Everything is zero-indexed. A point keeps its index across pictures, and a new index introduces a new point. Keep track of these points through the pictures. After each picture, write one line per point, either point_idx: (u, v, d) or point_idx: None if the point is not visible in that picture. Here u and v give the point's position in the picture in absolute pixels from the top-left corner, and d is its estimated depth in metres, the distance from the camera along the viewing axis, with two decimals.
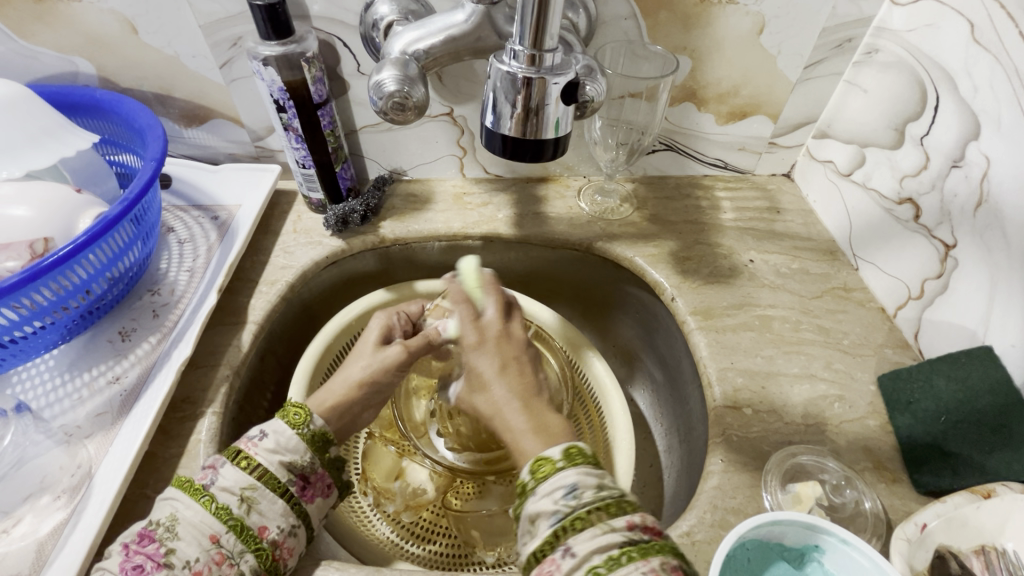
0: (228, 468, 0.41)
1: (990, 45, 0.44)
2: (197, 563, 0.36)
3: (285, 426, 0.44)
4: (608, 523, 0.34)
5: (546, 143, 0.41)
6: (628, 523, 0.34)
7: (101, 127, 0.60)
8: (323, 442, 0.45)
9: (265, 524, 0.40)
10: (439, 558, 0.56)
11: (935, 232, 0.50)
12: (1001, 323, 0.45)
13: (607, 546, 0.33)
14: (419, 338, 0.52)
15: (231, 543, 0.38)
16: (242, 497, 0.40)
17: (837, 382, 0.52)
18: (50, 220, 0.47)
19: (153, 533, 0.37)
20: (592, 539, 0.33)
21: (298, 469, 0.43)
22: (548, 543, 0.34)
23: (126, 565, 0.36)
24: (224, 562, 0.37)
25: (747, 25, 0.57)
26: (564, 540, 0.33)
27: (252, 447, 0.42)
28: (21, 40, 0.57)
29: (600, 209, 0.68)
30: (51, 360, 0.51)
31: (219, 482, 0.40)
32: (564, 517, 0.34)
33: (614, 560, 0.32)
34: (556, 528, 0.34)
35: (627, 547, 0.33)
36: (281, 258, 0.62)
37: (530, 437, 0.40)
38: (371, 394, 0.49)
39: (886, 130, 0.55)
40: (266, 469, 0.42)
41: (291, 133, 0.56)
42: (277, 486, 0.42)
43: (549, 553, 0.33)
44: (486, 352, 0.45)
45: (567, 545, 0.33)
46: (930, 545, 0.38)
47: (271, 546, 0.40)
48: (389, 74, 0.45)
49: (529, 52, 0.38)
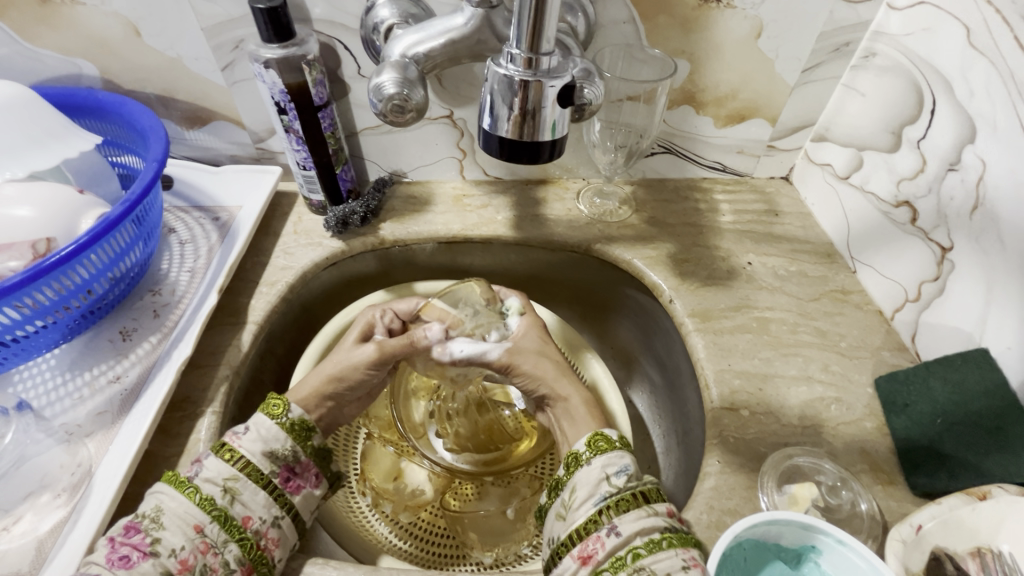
0: (211, 460, 0.41)
1: (986, 49, 0.44)
2: (182, 552, 0.37)
3: (265, 417, 0.45)
4: (650, 506, 0.39)
5: (543, 145, 0.42)
6: (667, 510, 0.39)
7: (104, 129, 0.61)
8: (306, 430, 0.46)
9: (248, 514, 0.40)
10: (434, 558, 0.56)
11: (932, 234, 0.51)
12: (998, 326, 0.45)
13: (650, 528, 0.37)
14: (400, 341, 0.51)
15: (215, 532, 0.39)
16: (226, 487, 0.40)
17: (834, 384, 0.52)
18: (52, 220, 0.47)
19: (139, 525, 0.37)
20: (635, 521, 0.38)
21: (282, 459, 0.44)
22: (592, 521, 0.38)
23: (112, 555, 0.36)
24: (208, 551, 0.38)
25: (745, 29, 0.57)
26: (609, 518, 0.38)
27: (236, 439, 0.43)
28: (26, 42, 0.58)
29: (600, 211, 0.68)
30: (52, 360, 0.51)
31: (203, 474, 0.41)
32: (609, 496, 0.39)
33: (654, 542, 0.36)
34: (600, 507, 0.39)
35: (667, 533, 0.37)
36: (281, 258, 0.62)
37: (587, 410, 0.49)
38: (345, 389, 0.50)
39: (883, 133, 0.56)
40: (250, 460, 0.42)
41: (291, 135, 0.56)
42: (259, 477, 0.42)
43: (594, 530, 0.38)
44: (534, 338, 0.53)
45: (612, 524, 0.38)
46: (925, 546, 0.39)
47: (255, 536, 0.40)
48: (389, 76, 0.45)
49: (526, 56, 0.38)
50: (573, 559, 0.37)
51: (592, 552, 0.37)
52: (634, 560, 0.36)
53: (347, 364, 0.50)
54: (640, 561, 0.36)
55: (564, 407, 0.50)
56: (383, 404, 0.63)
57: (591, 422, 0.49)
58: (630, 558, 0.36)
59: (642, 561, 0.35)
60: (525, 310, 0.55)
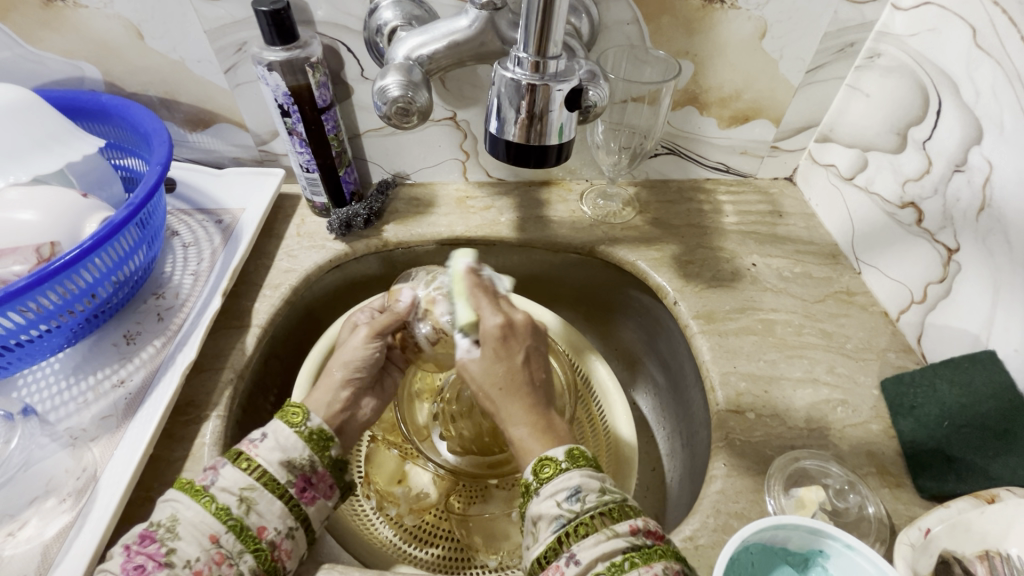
0: (228, 469, 0.41)
1: (992, 50, 0.44)
2: (197, 563, 0.37)
3: (284, 425, 0.45)
4: (611, 527, 0.36)
5: (549, 148, 0.41)
6: (631, 528, 0.36)
7: (106, 132, 0.61)
8: (325, 440, 0.46)
9: (263, 525, 0.40)
10: (440, 561, 0.55)
11: (937, 235, 0.51)
12: (1004, 327, 0.44)
13: (610, 553, 0.35)
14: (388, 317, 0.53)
15: (230, 543, 0.38)
16: (242, 497, 0.40)
17: (840, 386, 0.52)
18: (57, 224, 0.47)
19: (154, 534, 0.37)
20: (595, 546, 0.36)
21: (298, 469, 0.43)
22: (552, 549, 0.37)
23: (128, 564, 0.36)
24: (223, 562, 0.38)
25: (750, 30, 0.57)
26: (569, 546, 0.36)
27: (253, 448, 0.43)
28: (29, 45, 0.58)
29: (603, 212, 0.68)
30: (57, 363, 0.51)
31: (219, 483, 0.40)
32: (568, 522, 0.37)
33: (618, 566, 0.34)
34: (559, 534, 0.37)
35: (631, 553, 0.35)
36: (285, 261, 0.62)
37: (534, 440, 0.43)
38: (357, 374, 0.51)
39: (888, 134, 0.55)
40: (266, 469, 0.42)
41: (295, 137, 0.56)
42: (276, 487, 0.42)
43: (554, 559, 0.36)
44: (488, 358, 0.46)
45: (571, 552, 0.36)
46: (933, 550, 0.38)
47: (269, 547, 0.40)
48: (394, 79, 0.45)
49: (532, 58, 0.38)
50: None
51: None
52: None
53: (347, 347, 0.52)
54: None
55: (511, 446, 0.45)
56: (387, 407, 0.63)
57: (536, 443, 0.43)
58: None
59: None
60: (479, 313, 0.47)
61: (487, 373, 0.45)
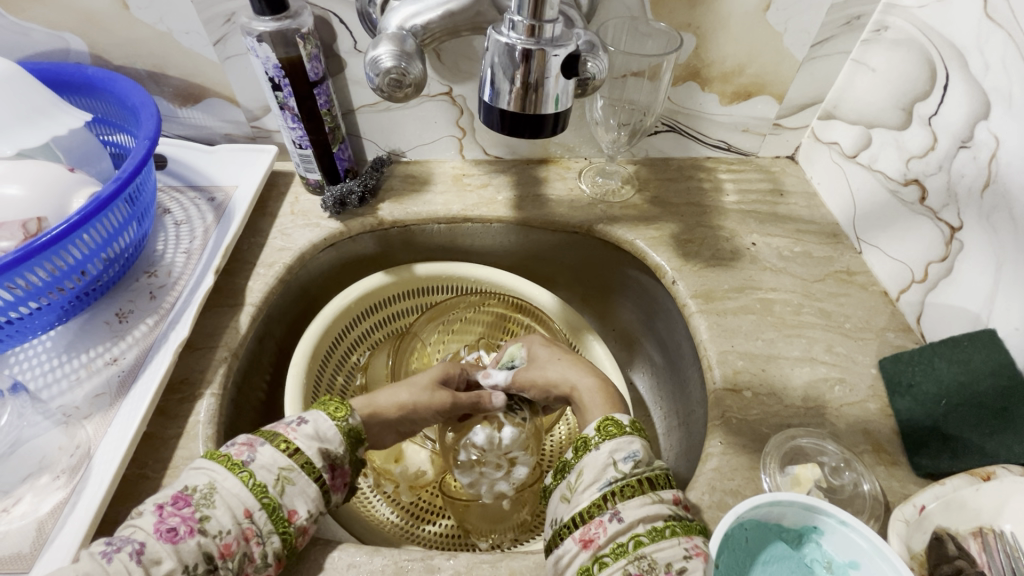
0: (267, 448, 0.41)
1: (1003, 21, 0.43)
2: (228, 535, 0.36)
3: (327, 416, 0.45)
4: (656, 493, 0.38)
5: (546, 118, 0.40)
6: (673, 498, 0.39)
7: (95, 106, 0.60)
8: (356, 439, 0.46)
9: (294, 508, 0.40)
10: (436, 539, 0.58)
11: (941, 214, 0.50)
12: (1006, 304, 0.44)
13: (654, 516, 0.37)
14: (469, 398, 0.55)
15: (262, 521, 0.38)
16: (279, 476, 0.40)
17: (838, 365, 0.51)
18: (43, 200, 0.46)
19: (189, 497, 0.37)
20: (640, 508, 0.37)
21: (332, 458, 0.43)
22: (595, 506, 0.38)
23: (161, 525, 0.35)
24: (252, 539, 0.37)
25: (753, 3, 0.56)
26: (613, 504, 0.38)
27: (291, 431, 0.43)
28: (12, 15, 0.56)
29: (601, 191, 0.67)
30: (48, 341, 0.51)
31: (258, 461, 0.40)
32: (615, 482, 0.39)
33: (658, 530, 0.36)
34: (603, 493, 0.39)
35: (672, 522, 0.37)
36: (279, 239, 0.61)
37: (596, 395, 0.50)
38: None
39: (894, 110, 0.54)
40: (304, 452, 0.42)
41: (286, 112, 0.55)
42: (313, 470, 0.42)
43: (597, 515, 0.38)
44: (544, 347, 0.56)
45: (615, 510, 0.38)
46: (927, 527, 0.38)
47: (296, 532, 0.39)
48: (386, 49, 0.43)
49: (528, 22, 0.37)
50: (575, 542, 0.37)
51: (592, 537, 0.37)
52: (636, 548, 0.36)
53: (400, 389, 0.52)
54: (642, 549, 0.36)
55: (575, 399, 0.52)
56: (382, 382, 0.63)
57: (601, 404, 0.49)
58: (632, 545, 0.36)
59: (644, 549, 0.36)
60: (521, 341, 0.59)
61: (551, 351, 0.55)
